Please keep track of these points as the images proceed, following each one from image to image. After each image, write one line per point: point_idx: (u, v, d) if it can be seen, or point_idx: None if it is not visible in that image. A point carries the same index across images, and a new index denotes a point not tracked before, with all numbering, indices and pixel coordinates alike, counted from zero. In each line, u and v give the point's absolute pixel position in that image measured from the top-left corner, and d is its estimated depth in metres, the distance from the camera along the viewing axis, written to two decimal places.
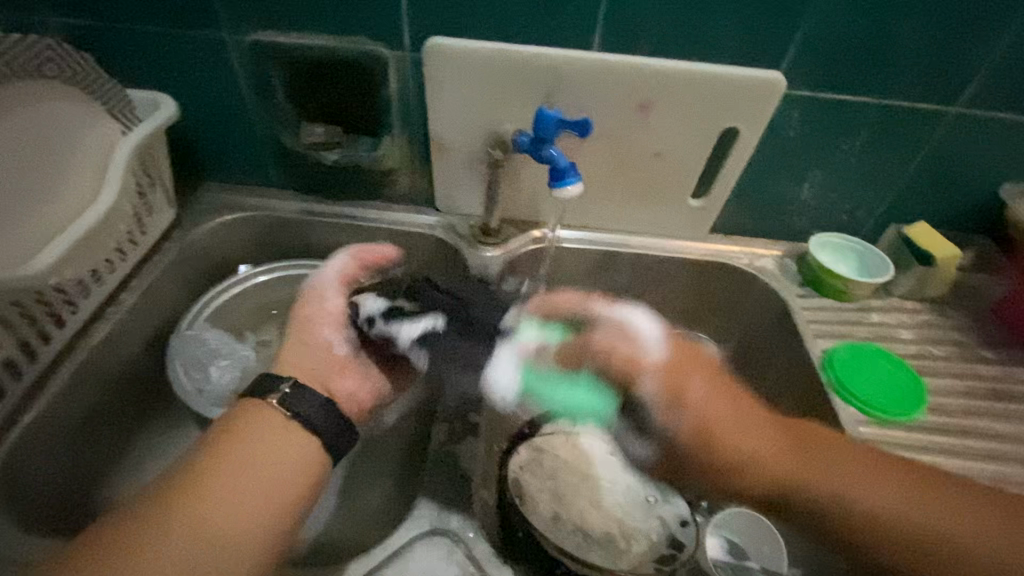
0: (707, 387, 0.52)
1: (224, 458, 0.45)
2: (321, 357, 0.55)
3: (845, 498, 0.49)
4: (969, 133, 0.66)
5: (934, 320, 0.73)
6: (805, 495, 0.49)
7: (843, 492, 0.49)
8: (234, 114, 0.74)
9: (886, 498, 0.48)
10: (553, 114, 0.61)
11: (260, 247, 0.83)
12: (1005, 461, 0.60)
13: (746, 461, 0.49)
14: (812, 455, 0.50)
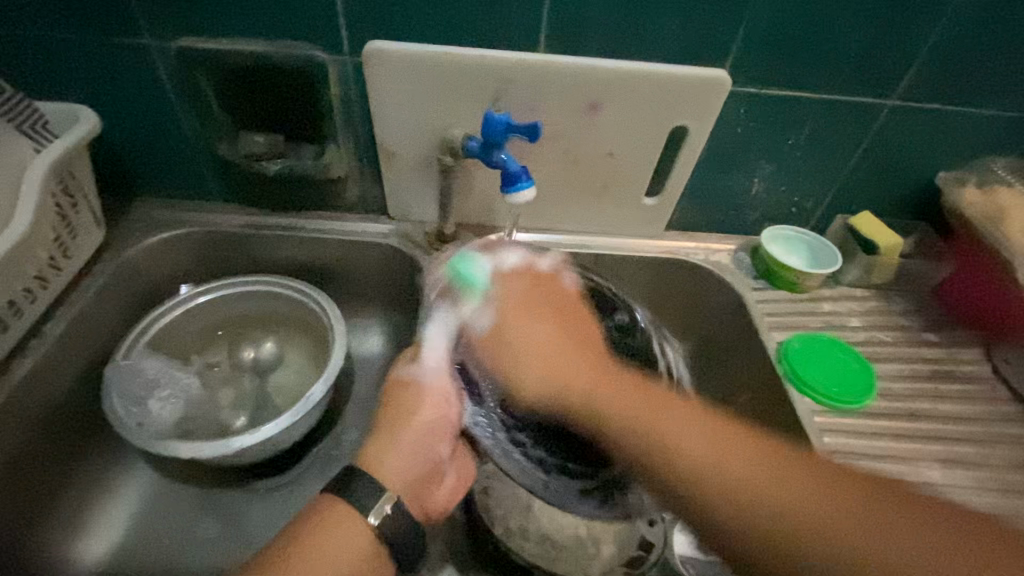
0: (556, 340, 0.47)
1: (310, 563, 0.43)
2: (413, 464, 0.50)
3: (728, 489, 0.39)
4: (904, 124, 0.69)
5: (881, 305, 0.76)
6: (684, 473, 0.40)
7: (733, 488, 0.39)
8: (165, 126, 0.70)
9: (782, 502, 0.38)
10: (501, 119, 0.59)
11: (202, 265, 0.78)
12: (949, 440, 0.63)
13: (603, 407, 0.44)
14: (706, 436, 0.41)
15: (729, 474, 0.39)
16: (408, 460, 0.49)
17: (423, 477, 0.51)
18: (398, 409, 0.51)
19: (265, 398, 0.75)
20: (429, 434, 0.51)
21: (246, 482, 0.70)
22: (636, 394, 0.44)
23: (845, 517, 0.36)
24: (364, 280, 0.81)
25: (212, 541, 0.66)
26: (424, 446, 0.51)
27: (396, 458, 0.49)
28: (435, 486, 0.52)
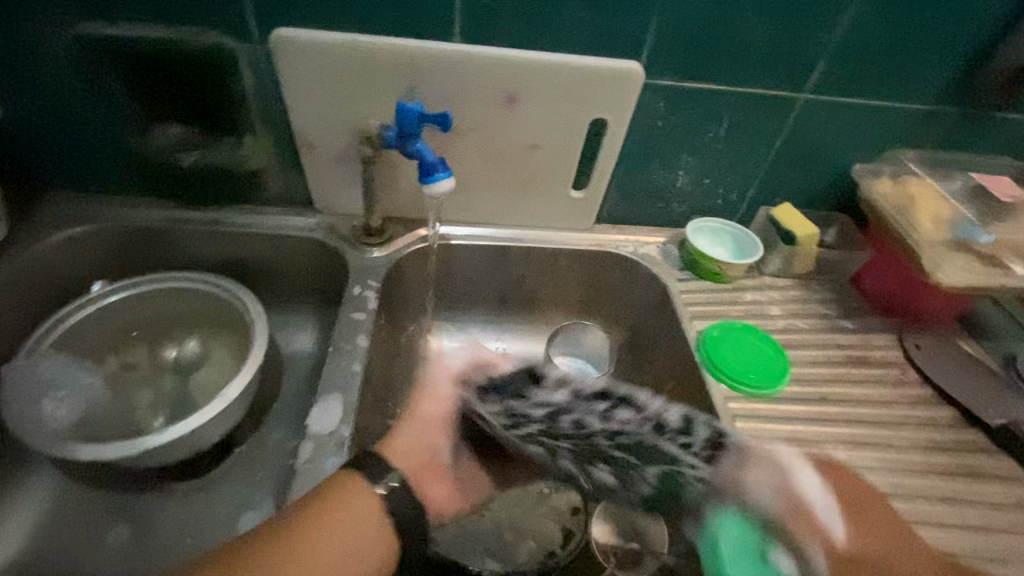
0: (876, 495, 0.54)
1: (320, 534, 0.45)
2: (420, 449, 0.53)
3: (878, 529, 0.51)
4: (817, 118, 0.71)
5: (802, 295, 0.78)
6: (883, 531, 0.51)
7: (881, 533, 0.51)
8: (70, 117, 0.67)
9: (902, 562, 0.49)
10: (414, 107, 0.58)
11: (120, 261, 0.75)
12: (857, 423, 0.65)
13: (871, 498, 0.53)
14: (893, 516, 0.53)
15: (878, 525, 0.51)
16: (419, 440, 0.54)
17: (428, 467, 0.53)
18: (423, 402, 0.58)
19: (187, 397, 0.73)
20: (431, 426, 0.56)
21: (162, 485, 0.68)
22: (876, 500, 0.53)
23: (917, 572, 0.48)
24: (292, 276, 0.79)
25: (121, 547, 0.64)
26: (436, 437, 0.55)
27: (408, 436, 0.54)
28: (438, 482, 0.53)
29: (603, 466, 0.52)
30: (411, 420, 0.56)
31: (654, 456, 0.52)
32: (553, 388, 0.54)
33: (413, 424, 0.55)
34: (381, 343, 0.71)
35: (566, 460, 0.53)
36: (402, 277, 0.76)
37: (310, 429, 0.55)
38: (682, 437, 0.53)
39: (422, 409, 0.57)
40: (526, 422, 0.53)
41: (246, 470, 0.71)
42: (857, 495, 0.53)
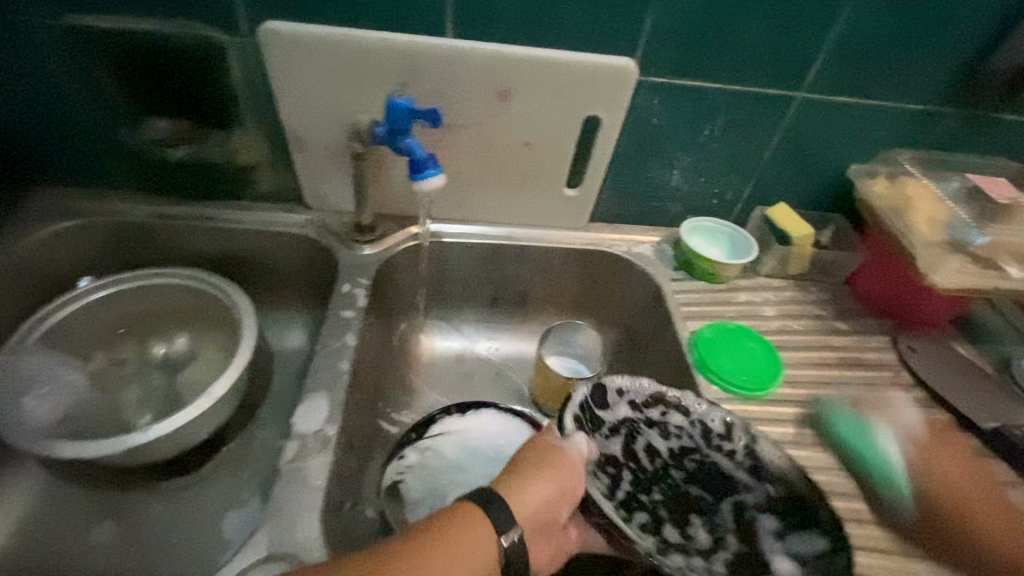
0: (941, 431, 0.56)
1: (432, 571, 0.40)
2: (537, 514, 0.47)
3: (950, 501, 0.51)
4: (814, 117, 0.70)
5: (796, 296, 0.77)
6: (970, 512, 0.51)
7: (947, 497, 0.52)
8: (58, 111, 0.66)
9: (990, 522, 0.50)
10: (404, 102, 0.57)
11: (108, 257, 0.74)
12: None
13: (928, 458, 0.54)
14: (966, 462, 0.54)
15: (927, 484, 0.53)
16: (540, 505, 0.46)
17: (537, 526, 0.47)
18: (553, 458, 0.49)
19: (175, 395, 0.72)
20: (556, 493, 0.48)
21: (148, 483, 0.67)
22: (957, 448, 0.55)
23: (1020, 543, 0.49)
24: (282, 273, 0.78)
25: (106, 545, 0.63)
26: (558, 506, 0.48)
27: (533, 495, 0.47)
28: (543, 541, 0.49)
29: (692, 517, 0.54)
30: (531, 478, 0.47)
31: (723, 493, 0.55)
32: (627, 434, 0.56)
33: (541, 484, 0.47)
34: (372, 341, 0.70)
35: (664, 522, 0.53)
36: (394, 275, 0.75)
37: (294, 428, 0.54)
38: (744, 478, 0.54)
39: (552, 469, 0.48)
40: (619, 485, 0.54)
41: (234, 469, 0.70)
42: (943, 476, 0.53)
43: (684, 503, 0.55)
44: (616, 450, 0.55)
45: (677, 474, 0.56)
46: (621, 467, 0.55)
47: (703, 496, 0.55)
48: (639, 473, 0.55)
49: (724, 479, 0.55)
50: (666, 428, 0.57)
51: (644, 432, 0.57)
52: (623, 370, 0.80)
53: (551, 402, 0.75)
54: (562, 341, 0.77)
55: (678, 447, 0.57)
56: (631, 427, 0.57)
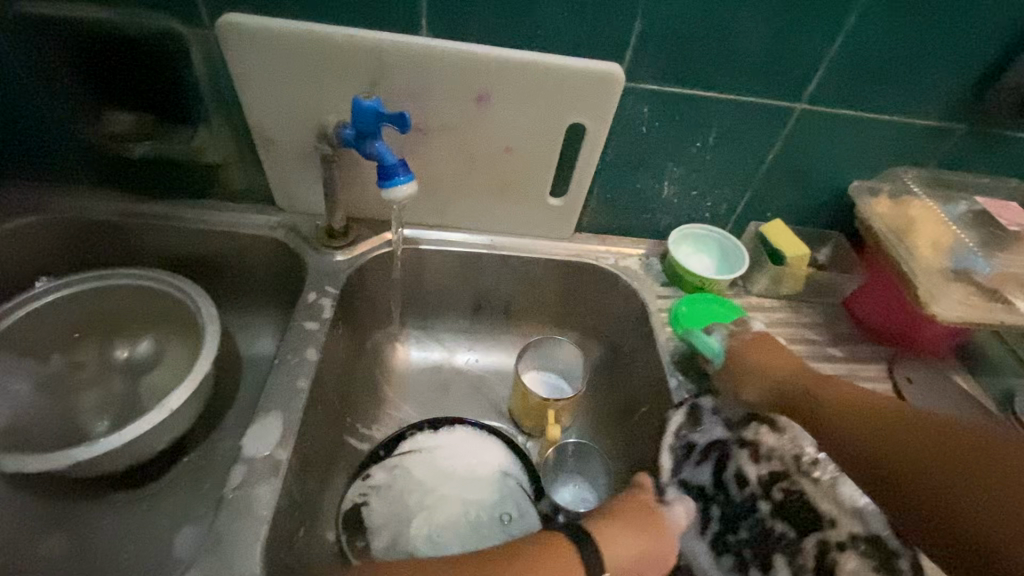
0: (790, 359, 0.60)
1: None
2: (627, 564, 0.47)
3: (853, 427, 0.52)
4: (813, 130, 0.66)
5: (788, 317, 0.74)
6: (875, 429, 0.51)
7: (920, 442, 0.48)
8: (9, 101, 0.62)
9: (897, 429, 0.50)
10: (371, 103, 0.53)
11: (67, 256, 0.71)
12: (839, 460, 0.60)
13: (797, 386, 0.57)
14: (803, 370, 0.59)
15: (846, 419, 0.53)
16: (631, 561, 0.47)
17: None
18: (650, 519, 0.50)
19: (134, 402, 0.69)
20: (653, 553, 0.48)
21: (100, 494, 0.64)
22: (779, 352, 0.61)
23: (923, 449, 0.48)
24: (251, 276, 0.75)
25: (53, 559, 0.60)
26: (650, 567, 0.48)
27: (623, 547, 0.47)
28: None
29: (776, 556, 0.55)
30: (621, 528, 0.48)
31: (810, 525, 0.55)
32: (716, 463, 0.60)
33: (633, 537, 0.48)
34: (339, 353, 0.67)
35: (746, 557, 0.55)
36: (366, 283, 0.72)
37: (244, 451, 0.51)
38: (830, 512, 0.55)
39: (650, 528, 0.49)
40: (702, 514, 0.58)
41: (193, 481, 0.67)
42: (760, 368, 0.60)
43: (768, 541, 0.55)
44: (705, 477, 0.59)
45: (765, 506, 0.57)
46: (710, 499, 0.58)
47: (790, 530, 0.56)
48: (727, 508, 0.58)
49: (811, 512, 0.56)
50: (754, 454, 0.60)
51: (736, 460, 0.60)
52: (604, 387, 0.76)
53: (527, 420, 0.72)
54: (542, 357, 0.73)
55: (761, 477, 0.59)
56: (716, 451, 0.60)
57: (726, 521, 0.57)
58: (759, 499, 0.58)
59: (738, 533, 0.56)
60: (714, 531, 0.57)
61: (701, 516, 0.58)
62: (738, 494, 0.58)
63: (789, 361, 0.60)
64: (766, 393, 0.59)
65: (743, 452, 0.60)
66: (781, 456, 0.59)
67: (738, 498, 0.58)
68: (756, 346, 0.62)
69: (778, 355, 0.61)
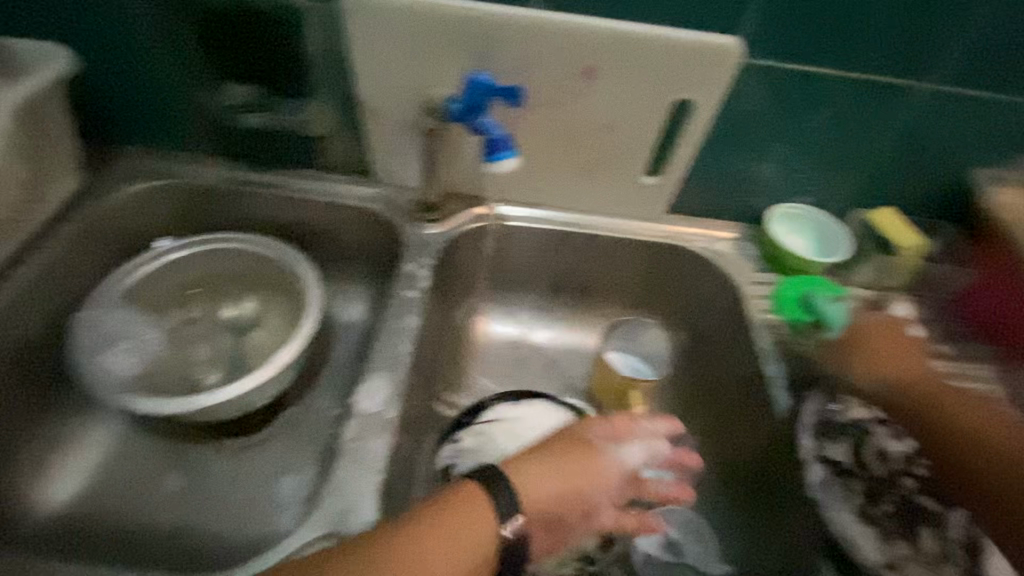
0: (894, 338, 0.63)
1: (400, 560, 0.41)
2: (562, 499, 0.47)
3: (937, 415, 0.57)
4: (940, 112, 0.62)
5: (893, 311, 0.70)
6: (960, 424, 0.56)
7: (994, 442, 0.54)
8: (143, 72, 0.67)
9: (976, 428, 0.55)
10: (482, 82, 0.55)
11: (183, 219, 0.76)
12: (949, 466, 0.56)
13: (903, 370, 0.60)
14: (909, 354, 0.62)
15: (934, 408, 0.57)
16: (550, 498, 0.47)
17: (551, 516, 0.47)
18: (573, 452, 0.49)
19: (240, 358, 0.73)
20: (582, 494, 0.48)
21: (212, 441, 0.69)
22: (892, 333, 0.63)
23: (998, 448, 0.53)
24: (346, 246, 0.78)
25: (173, 496, 0.66)
26: (572, 504, 0.48)
27: (536, 482, 0.47)
28: (565, 533, 0.49)
29: (923, 529, 0.52)
30: (554, 467, 0.48)
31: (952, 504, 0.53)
32: (855, 440, 0.58)
33: (546, 479, 0.47)
34: (432, 323, 0.69)
35: (893, 530, 0.52)
36: (456, 257, 0.73)
37: (357, 406, 0.55)
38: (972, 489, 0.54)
39: (586, 466, 0.49)
40: (846, 488, 0.55)
41: (291, 436, 0.71)
42: (870, 349, 0.62)
43: (913, 515, 0.53)
44: (845, 453, 0.57)
45: (907, 482, 0.55)
46: (850, 475, 0.56)
47: (932, 506, 0.54)
48: (868, 482, 0.55)
49: (956, 490, 0.54)
50: (892, 434, 0.58)
51: (875, 437, 0.58)
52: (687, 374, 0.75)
53: (608, 399, 0.71)
54: (628, 340, 0.72)
55: (902, 456, 0.57)
56: (855, 427, 0.59)
57: (868, 494, 0.55)
58: (900, 476, 0.55)
59: (883, 507, 0.54)
60: (859, 504, 0.54)
61: (845, 488, 0.55)
62: (877, 470, 0.56)
63: (899, 342, 0.62)
64: (871, 375, 0.61)
65: (880, 428, 0.58)
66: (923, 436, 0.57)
67: (879, 474, 0.56)
68: (874, 325, 0.64)
69: (896, 342, 0.62)
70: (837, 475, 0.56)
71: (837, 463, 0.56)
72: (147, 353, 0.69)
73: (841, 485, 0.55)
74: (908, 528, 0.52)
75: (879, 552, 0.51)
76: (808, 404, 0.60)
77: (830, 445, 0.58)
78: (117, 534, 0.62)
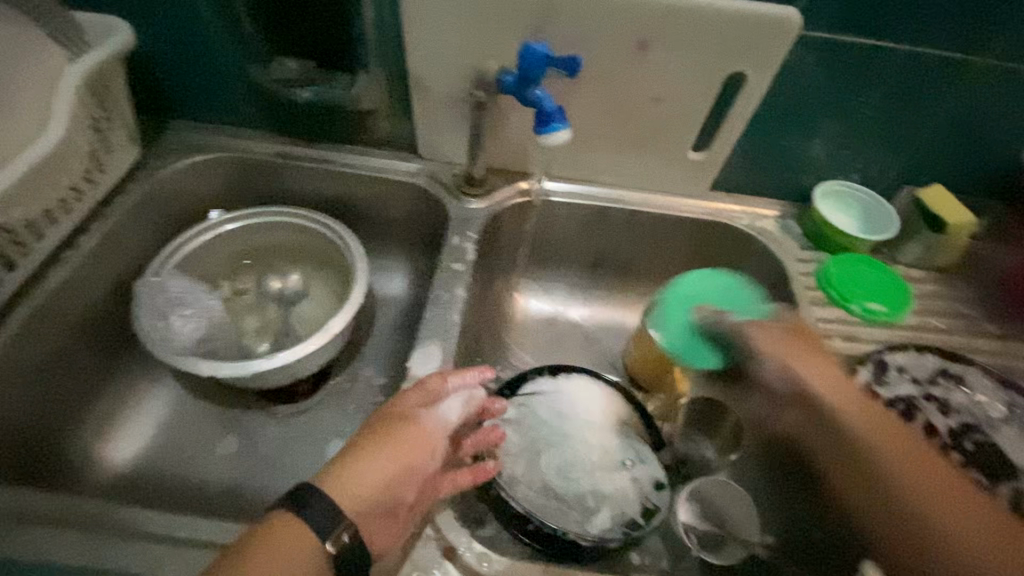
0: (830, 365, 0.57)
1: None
2: (385, 488, 0.44)
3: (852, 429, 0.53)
4: (1001, 88, 0.60)
5: (939, 290, 0.69)
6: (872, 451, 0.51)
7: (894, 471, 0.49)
8: (197, 46, 0.68)
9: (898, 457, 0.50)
10: (540, 49, 0.54)
11: (233, 191, 0.78)
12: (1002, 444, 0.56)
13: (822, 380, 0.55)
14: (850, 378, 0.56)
15: (853, 422, 0.53)
16: (374, 489, 0.44)
17: (381, 503, 0.44)
18: (397, 430, 0.47)
19: (288, 328, 0.75)
20: (415, 465, 0.46)
21: (264, 406, 0.72)
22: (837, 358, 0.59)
23: (931, 483, 0.48)
24: (390, 219, 0.79)
25: (229, 458, 0.68)
26: (398, 484, 0.45)
27: (362, 479, 0.44)
28: (387, 526, 0.44)
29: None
30: (378, 454, 0.45)
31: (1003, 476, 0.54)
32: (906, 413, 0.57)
33: (384, 457, 0.45)
34: (477, 296, 0.70)
35: None
36: (499, 232, 0.74)
37: (411, 372, 0.57)
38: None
39: (403, 445, 0.46)
40: None
41: (338, 403, 0.73)
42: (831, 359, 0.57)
43: None
44: None
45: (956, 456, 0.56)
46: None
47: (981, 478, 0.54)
48: None
49: (1006, 463, 0.54)
50: (943, 408, 0.57)
51: (925, 410, 0.57)
52: None
53: (645, 375, 0.73)
54: None
55: (952, 429, 0.57)
56: (906, 401, 0.58)
57: None
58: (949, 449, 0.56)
59: None
60: None
61: None
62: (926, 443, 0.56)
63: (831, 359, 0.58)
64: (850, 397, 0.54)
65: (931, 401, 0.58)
66: (975, 409, 0.57)
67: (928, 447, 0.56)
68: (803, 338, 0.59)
69: (813, 355, 0.58)
70: None
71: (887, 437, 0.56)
72: (208, 318, 0.70)
73: None
74: None
75: None
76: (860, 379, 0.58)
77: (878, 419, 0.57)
78: (178, 492, 0.65)
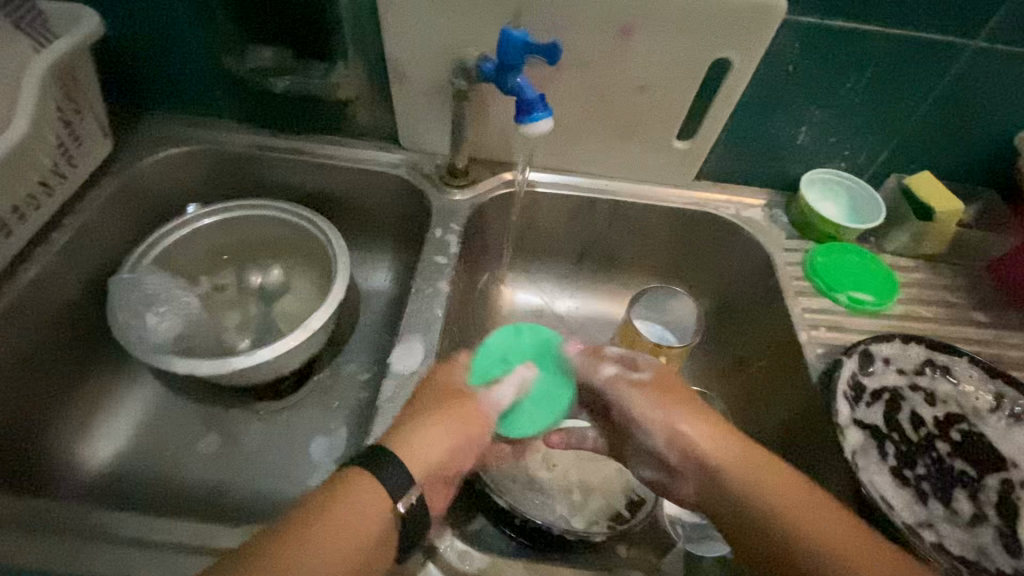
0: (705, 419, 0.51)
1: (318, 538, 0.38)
2: (447, 457, 0.46)
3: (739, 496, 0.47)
4: (988, 72, 0.60)
5: (927, 279, 0.69)
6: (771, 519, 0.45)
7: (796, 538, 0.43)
8: (169, 34, 0.66)
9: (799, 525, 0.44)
10: (519, 35, 0.53)
11: (210, 185, 0.76)
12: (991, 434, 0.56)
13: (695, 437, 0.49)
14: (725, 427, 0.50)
15: (745, 482, 0.47)
16: (442, 457, 0.46)
17: (439, 470, 0.46)
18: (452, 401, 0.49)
19: (269, 324, 0.74)
20: (471, 438, 0.48)
21: (246, 404, 0.71)
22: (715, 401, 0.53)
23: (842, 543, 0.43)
24: (372, 212, 0.77)
25: (210, 456, 0.67)
26: (456, 452, 0.47)
27: (426, 445, 0.45)
28: (440, 490, 0.46)
29: (956, 491, 0.54)
30: (444, 424, 0.47)
31: (988, 466, 0.54)
32: (891, 404, 0.57)
33: (444, 427, 0.47)
34: (461, 289, 0.69)
35: (927, 492, 0.54)
36: (484, 224, 0.72)
37: (391, 368, 0.56)
38: (1007, 452, 0.55)
39: (460, 416, 0.48)
40: (883, 453, 0.55)
41: (322, 399, 0.72)
42: (701, 410, 0.52)
43: (947, 478, 0.54)
44: (880, 418, 0.57)
45: (941, 447, 0.56)
46: (885, 439, 0.56)
47: (964, 468, 0.55)
48: (903, 446, 0.56)
49: (989, 453, 0.55)
50: (930, 399, 0.57)
51: (911, 401, 0.57)
52: (714, 341, 0.75)
53: None
54: (654, 307, 0.71)
55: (937, 420, 0.57)
56: (892, 392, 0.57)
57: (904, 459, 0.55)
58: (934, 440, 0.56)
59: (916, 471, 0.55)
60: (893, 468, 0.55)
61: (882, 454, 0.55)
62: (911, 433, 0.57)
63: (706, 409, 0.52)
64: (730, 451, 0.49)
65: (918, 392, 0.57)
66: (962, 399, 0.57)
67: (913, 438, 0.56)
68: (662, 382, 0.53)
69: (680, 395, 0.53)
70: (875, 441, 0.55)
71: (874, 429, 0.56)
72: (185, 314, 0.68)
73: (878, 450, 0.55)
74: (941, 490, 0.54)
75: (912, 511, 0.53)
76: (851, 372, 0.57)
77: (867, 412, 0.56)
78: (159, 493, 0.64)
